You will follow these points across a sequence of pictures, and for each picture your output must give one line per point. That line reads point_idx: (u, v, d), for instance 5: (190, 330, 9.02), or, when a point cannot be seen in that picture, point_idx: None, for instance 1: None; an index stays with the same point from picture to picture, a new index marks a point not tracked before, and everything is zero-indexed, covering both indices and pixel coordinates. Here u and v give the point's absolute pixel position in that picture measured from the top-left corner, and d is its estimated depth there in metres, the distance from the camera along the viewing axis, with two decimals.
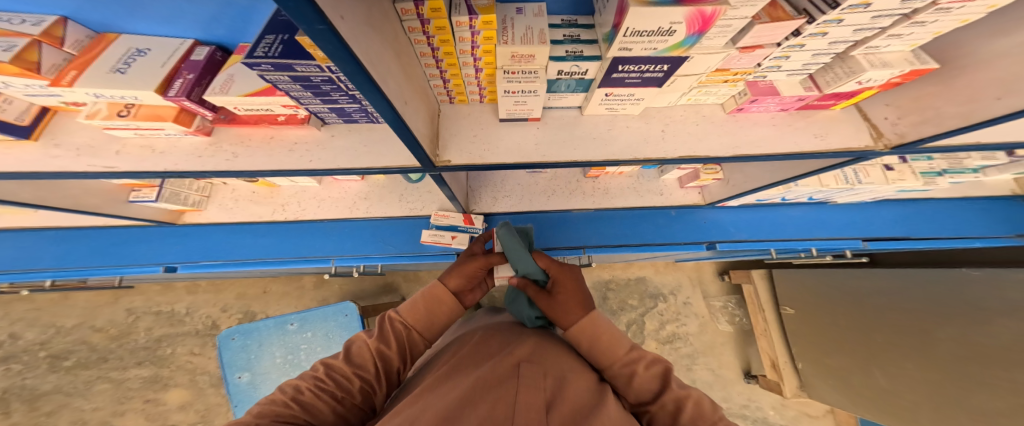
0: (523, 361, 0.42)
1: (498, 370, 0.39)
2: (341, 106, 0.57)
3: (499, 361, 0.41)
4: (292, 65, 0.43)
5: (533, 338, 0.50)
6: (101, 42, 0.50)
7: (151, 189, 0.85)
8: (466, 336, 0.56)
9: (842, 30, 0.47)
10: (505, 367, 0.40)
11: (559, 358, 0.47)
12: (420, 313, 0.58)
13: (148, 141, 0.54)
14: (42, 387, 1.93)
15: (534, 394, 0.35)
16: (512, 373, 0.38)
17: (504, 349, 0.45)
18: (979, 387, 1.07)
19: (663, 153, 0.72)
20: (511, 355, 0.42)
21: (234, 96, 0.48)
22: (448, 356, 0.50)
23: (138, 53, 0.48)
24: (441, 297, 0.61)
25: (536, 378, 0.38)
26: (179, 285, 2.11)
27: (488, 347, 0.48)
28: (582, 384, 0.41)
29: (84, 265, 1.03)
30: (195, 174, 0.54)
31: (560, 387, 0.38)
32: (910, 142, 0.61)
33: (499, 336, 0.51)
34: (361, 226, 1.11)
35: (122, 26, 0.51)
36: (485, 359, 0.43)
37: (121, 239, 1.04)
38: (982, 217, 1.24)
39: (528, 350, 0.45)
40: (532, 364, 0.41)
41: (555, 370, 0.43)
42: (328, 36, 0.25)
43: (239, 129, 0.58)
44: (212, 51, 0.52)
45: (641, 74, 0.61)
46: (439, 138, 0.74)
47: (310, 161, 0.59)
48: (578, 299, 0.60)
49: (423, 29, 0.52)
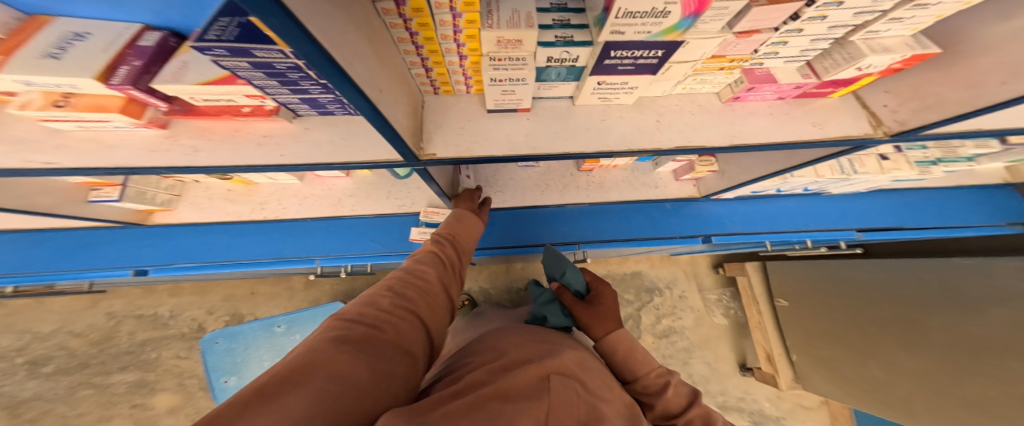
0: (553, 373, 0.42)
1: (529, 377, 0.39)
2: (313, 96, 0.52)
3: (528, 368, 0.41)
4: (250, 50, 0.38)
5: (569, 352, 0.50)
6: (33, 26, 0.44)
7: (113, 188, 0.79)
8: (493, 336, 0.57)
9: (844, 13, 0.44)
10: (533, 376, 0.40)
11: (589, 375, 0.46)
12: (460, 233, 0.79)
13: (95, 135, 0.50)
14: (21, 394, 1.86)
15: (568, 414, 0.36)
16: (540, 384, 0.38)
17: (537, 357, 0.45)
18: (973, 377, 1.08)
19: (658, 144, 0.70)
20: (543, 365, 0.42)
21: (189, 85, 0.43)
22: (476, 354, 0.51)
23: (76, 38, 0.43)
24: (471, 222, 0.85)
25: (568, 398, 0.38)
26: (161, 288, 2.04)
27: (516, 352, 0.48)
28: (615, 412, 0.42)
29: (50, 270, 0.98)
30: (150, 170, 0.49)
31: (594, 410, 0.39)
32: (910, 130, 0.58)
33: (529, 341, 0.53)
34: (348, 224, 1.07)
35: (58, 9, 0.45)
36: (513, 364, 0.43)
37: (86, 242, 0.98)
38: (972, 206, 1.25)
39: (560, 362, 0.45)
40: (564, 378, 0.41)
41: (586, 388, 0.43)
42: (272, 7, 0.21)
43: (199, 122, 0.53)
44: (163, 37, 0.46)
45: (634, 61, 0.58)
46: (424, 130, 0.70)
47: (282, 155, 0.55)
48: (614, 316, 0.75)
49: (399, 11, 0.47)
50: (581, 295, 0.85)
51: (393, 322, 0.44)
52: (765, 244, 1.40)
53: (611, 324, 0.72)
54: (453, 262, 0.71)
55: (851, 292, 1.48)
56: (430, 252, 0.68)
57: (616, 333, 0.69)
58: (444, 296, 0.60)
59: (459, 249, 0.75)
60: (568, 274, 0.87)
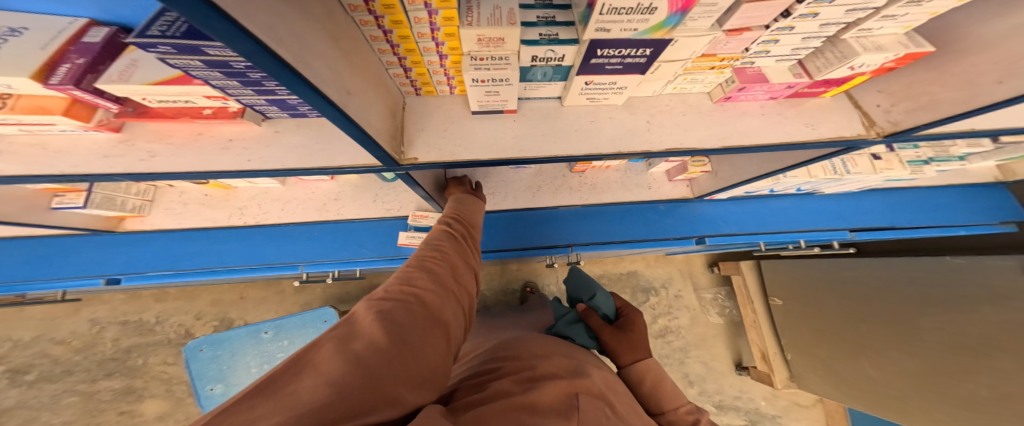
0: (580, 392, 0.40)
1: (556, 393, 0.38)
2: (281, 97, 0.49)
3: (558, 385, 0.40)
4: (199, 47, 0.35)
5: (595, 373, 0.49)
6: None
7: (77, 194, 0.75)
8: (520, 343, 0.57)
9: (835, 10, 0.42)
10: (561, 393, 0.39)
11: (612, 398, 0.45)
12: (468, 214, 0.73)
13: (40, 139, 0.46)
14: (3, 403, 1.81)
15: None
16: (571, 405, 0.37)
17: (564, 373, 0.45)
18: (967, 375, 1.07)
19: (648, 146, 0.68)
20: (570, 383, 0.41)
21: (138, 85, 0.40)
22: (501, 358, 0.51)
23: (10, 32, 0.40)
24: (473, 203, 0.79)
25: (598, 419, 0.36)
26: (146, 294, 1.99)
27: (548, 367, 0.46)
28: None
29: (17, 280, 0.94)
30: (103, 178, 0.46)
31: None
32: (904, 130, 0.57)
33: (557, 357, 0.52)
34: (332, 229, 1.04)
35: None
36: (541, 378, 0.41)
37: (53, 250, 0.94)
38: (966, 205, 1.24)
39: (587, 383, 0.43)
40: (591, 399, 0.40)
41: (612, 410, 0.41)
42: (201, 6, 0.18)
43: (156, 125, 0.50)
44: (112, 33, 0.43)
45: (622, 60, 0.55)
46: (405, 133, 0.67)
47: (249, 161, 0.52)
48: (644, 344, 0.72)
49: (368, 7, 0.44)
50: (610, 319, 0.81)
51: (418, 299, 0.40)
52: (760, 244, 1.38)
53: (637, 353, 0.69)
54: (468, 234, 0.66)
55: (845, 291, 1.48)
56: (443, 229, 0.63)
57: (643, 364, 0.67)
58: (469, 273, 0.54)
59: (471, 227, 0.69)
60: (597, 295, 0.84)
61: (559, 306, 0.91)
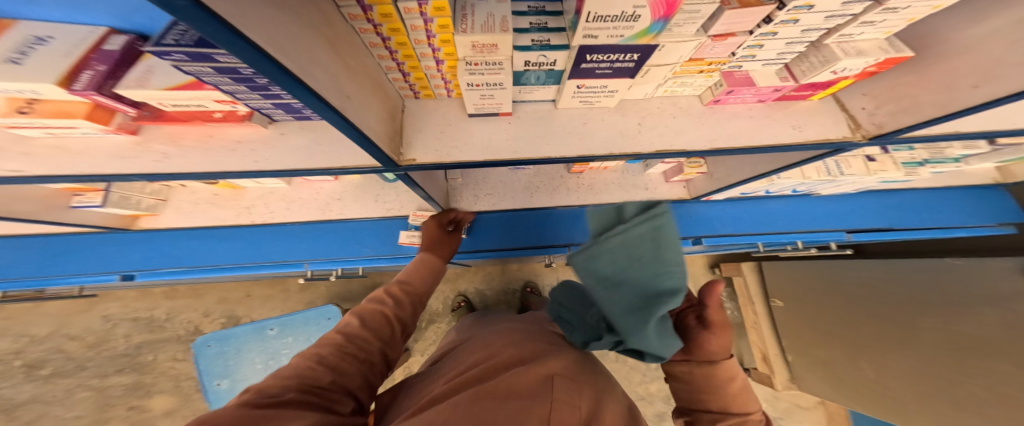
0: (555, 374, 0.43)
1: (527, 379, 0.41)
2: (286, 101, 0.52)
3: (529, 369, 0.43)
4: (211, 56, 0.38)
5: (573, 356, 0.52)
6: None
7: (95, 193, 0.79)
8: (490, 337, 0.60)
9: (815, 16, 0.43)
10: (534, 376, 0.42)
11: (588, 378, 0.47)
12: (421, 277, 0.69)
13: (63, 142, 0.50)
14: (19, 397, 1.88)
15: (567, 413, 0.37)
16: (543, 386, 0.40)
17: (537, 357, 0.47)
18: (966, 377, 1.06)
19: (639, 148, 0.69)
20: (543, 366, 0.44)
21: (156, 90, 0.43)
22: (477, 350, 0.54)
23: (37, 42, 0.43)
24: (433, 263, 0.74)
25: (568, 396, 0.40)
26: (156, 291, 2.04)
27: (518, 353, 0.49)
28: (614, 415, 0.42)
29: (37, 275, 0.98)
30: (120, 178, 0.49)
31: (595, 411, 0.40)
32: (888, 133, 0.58)
33: (530, 341, 0.55)
34: (336, 228, 1.07)
35: (16, 11, 0.44)
36: (514, 366, 0.45)
37: (69, 248, 0.98)
38: (967, 206, 1.23)
39: (561, 364, 0.47)
40: (564, 381, 0.43)
41: (587, 389, 0.44)
42: (212, 21, 0.21)
43: (169, 128, 0.54)
44: (130, 41, 0.46)
45: (611, 64, 0.57)
46: (404, 135, 0.70)
47: (256, 162, 0.55)
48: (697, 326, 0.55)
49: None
50: None
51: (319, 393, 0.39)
52: (758, 245, 1.38)
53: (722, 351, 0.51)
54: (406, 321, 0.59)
55: (844, 292, 1.48)
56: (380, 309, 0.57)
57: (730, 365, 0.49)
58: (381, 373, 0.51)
59: (413, 307, 0.62)
60: (685, 275, 0.43)
61: (619, 309, 0.45)
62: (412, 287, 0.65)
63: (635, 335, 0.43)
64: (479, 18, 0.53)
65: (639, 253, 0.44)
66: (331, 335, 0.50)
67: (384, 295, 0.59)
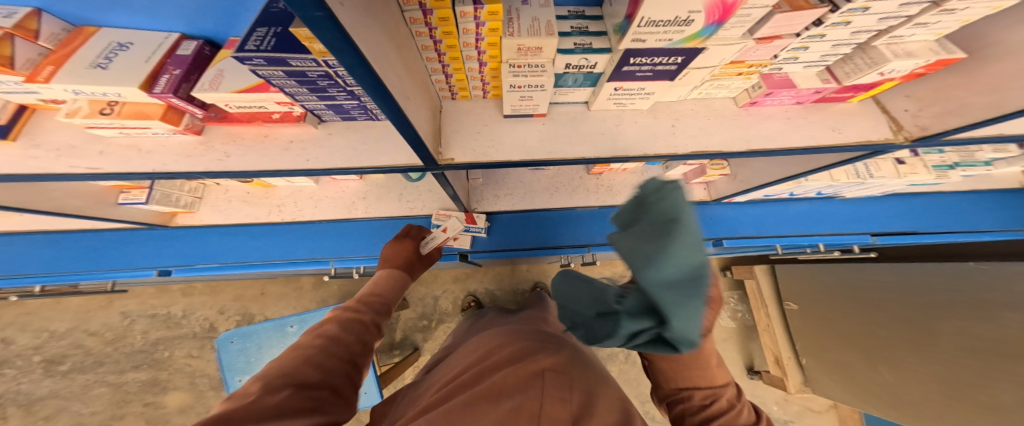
0: (547, 369, 0.40)
1: (516, 377, 0.38)
2: (339, 102, 0.54)
3: (523, 365, 0.41)
4: (286, 59, 0.41)
5: (567, 351, 0.48)
6: (81, 36, 0.48)
7: (141, 191, 0.83)
8: (484, 338, 0.57)
9: (867, 19, 0.44)
10: (526, 372, 0.39)
11: (586, 371, 0.44)
12: (391, 291, 0.64)
13: (135, 141, 0.52)
14: (37, 392, 1.90)
15: (558, 408, 0.34)
16: (536, 380, 0.38)
17: (529, 354, 0.44)
18: (989, 382, 1.05)
19: (673, 149, 0.70)
20: (533, 361, 0.41)
21: (225, 93, 0.46)
22: (469, 354, 0.52)
23: (120, 48, 0.46)
24: (401, 281, 0.70)
25: (563, 388, 0.37)
26: (173, 288, 2.07)
27: (510, 350, 0.46)
28: (613, 405, 0.38)
29: (80, 269, 1.03)
30: (186, 175, 0.51)
31: (590, 404, 0.36)
32: (932, 135, 0.58)
33: (526, 338, 0.52)
34: (360, 227, 1.08)
35: (103, 20, 0.49)
36: (508, 363, 0.43)
37: (113, 243, 1.03)
38: (991, 210, 1.23)
39: (554, 358, 0.44)
40: (557, 375, 0.39)
41: (582, 382, 0.40)
42: (328, 23, 0.24)
43: (230, 128, 0.56)
44: (200, 46, 0.50)
45: (653, 67, 0.58)
46: (442, 135, 0.71)
47: (307, 161, 0.56)
48: None
49: (420, 1, 0.44)
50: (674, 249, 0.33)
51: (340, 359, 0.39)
52: (777, 248, 1.38)
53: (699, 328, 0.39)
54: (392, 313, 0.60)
55: (863, 295, 1.47)
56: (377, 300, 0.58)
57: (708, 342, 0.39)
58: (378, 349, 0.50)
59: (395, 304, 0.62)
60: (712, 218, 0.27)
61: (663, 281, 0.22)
62: (381, 297, 0.60)
63: (682, 318, 0.23)
64: (525, 20, 0.54)
65: (683, 201, 0.22)
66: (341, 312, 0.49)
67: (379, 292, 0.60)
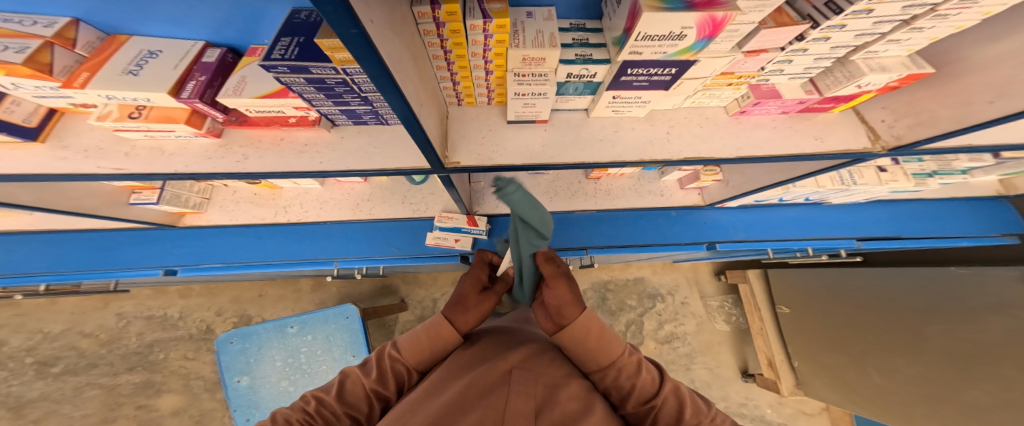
0: (515, 367, 0.42)
1: (485, 378, 0.40)
2: (352, 107, 0.57)
3: (492, 365, 0.42)
4: (308, 67, 0.43)
5: (535, 343, 0.51)
6: (113, 44, 0.53)
7: (152, 191, 0.87)
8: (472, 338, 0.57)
9: (844, 35, 0.48)
10: (494, 374, 0.40)
11: (551, 365, 0.46)
12: (419, 352, 0.49)
13: (158, 143, 0.57)
14: (28, 394, 1.87)
15: (523, 401, 0.36)
16: (503, 380, 0.39)
17: (500, 353, 0.46)
18: (970, 382, 1.10)
19: (668, 155, 0.73)
20: (504, 360, 0.43)
21: (247, 98, 0.51)
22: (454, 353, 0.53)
23: (150, 55, 0.52)
24: (444, 335, 0.51)
25: (529, 386, 0.39)
26: (171, 290, 2.06)
27: (483, 351, 0.47)
28: (575, 393, 0.40)
29: (87, 269, 1.05)
30: (207, 175, 0.56)
31: (551, 395, 0.38)
32: (906, 144, 0.63)
33: (497, 338, 0.52)
34: (363, 228, 1.10)
35: (133, 29, 0.54)
36: (479, 363, 0.44)
37: (122, 243, 1.06)
38: (970, 217, 1.29)
39: (522, 356, 0.45)
40: (524, 372, 0.41)
41: (547, 377, 0.42)
42: (359, 40, 0.26)
43: (249, 131, 0.61)
44: (222, 54, 0.56)
45: (649, 77, 0.61)
46: (449, 140, 0.73)
47: (320, 162, 0.59)
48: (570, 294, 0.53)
49: (434, 14, 0.47)
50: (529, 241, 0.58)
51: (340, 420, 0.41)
52: (768, 251, 1.43)
53: (575, 305, 0.51)
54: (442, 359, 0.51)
55: (854, 300, 1.51)
56: (427, 345, 0.50)
57: (584, 316, 0.49)
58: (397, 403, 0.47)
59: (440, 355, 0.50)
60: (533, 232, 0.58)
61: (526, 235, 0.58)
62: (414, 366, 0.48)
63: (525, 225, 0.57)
64: (520, 28, 0.58)
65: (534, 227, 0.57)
66: (377, 361, 0.48)
67: (437, 335, 0.50)
